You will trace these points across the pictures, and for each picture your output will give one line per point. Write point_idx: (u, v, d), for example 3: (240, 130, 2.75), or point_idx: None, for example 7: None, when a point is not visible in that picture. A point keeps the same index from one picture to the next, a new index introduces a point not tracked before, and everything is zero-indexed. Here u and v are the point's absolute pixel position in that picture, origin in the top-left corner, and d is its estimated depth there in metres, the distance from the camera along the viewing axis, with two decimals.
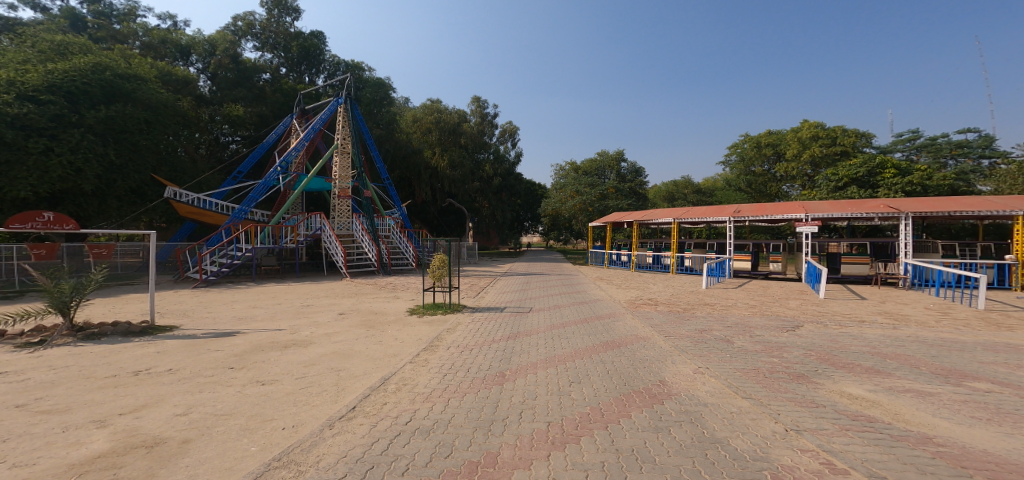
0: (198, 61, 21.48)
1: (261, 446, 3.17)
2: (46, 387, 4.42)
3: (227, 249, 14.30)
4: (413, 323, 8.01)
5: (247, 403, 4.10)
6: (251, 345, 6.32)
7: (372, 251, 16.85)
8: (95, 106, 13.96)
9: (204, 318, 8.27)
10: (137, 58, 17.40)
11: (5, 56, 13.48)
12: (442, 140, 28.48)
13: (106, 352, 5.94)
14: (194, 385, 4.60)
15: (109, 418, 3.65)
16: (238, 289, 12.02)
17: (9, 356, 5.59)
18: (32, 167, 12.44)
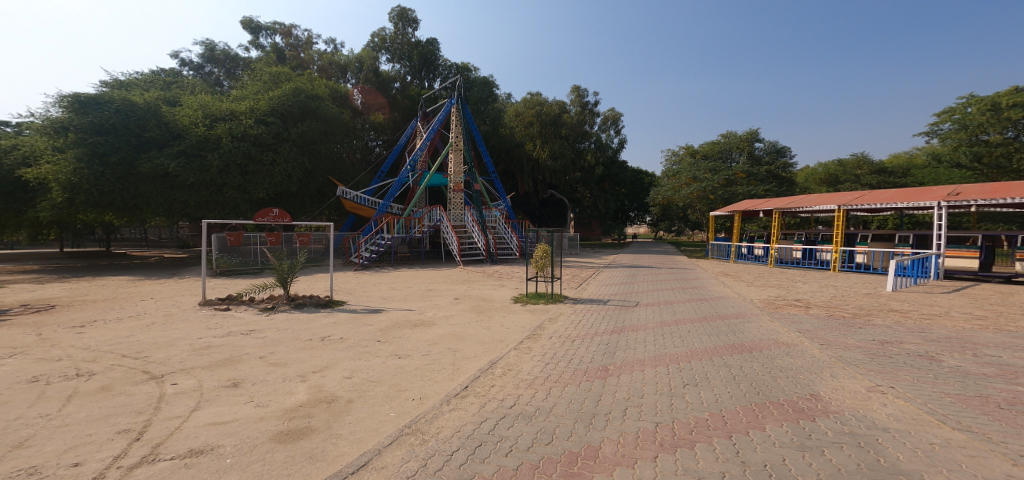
0: (352, 78, 25.30)
1: (398, 413, 3.81)
2: (272, 345, 6.15)
3: (376, 237, 16.85)
4: (516, 310, 8.40)
5: (390, 373, 4.92)
6: (391, 321, 7.40)
7: (480, 240, 18.07)
8: (297, 123, 18.46)
9: (360, 295, 9.96)
10: (319, 80, 22.04)
11: (247, 90, 18.57)
12: (542, 131, 28.34)
13: (296, 320, 7.67)
14: (355, 353, 5.71)
15: (307, 375, 4.93)
16: (381, 273, 14.07)
17: (254, 317, 7.94)
18: (266, 173, 16.89)
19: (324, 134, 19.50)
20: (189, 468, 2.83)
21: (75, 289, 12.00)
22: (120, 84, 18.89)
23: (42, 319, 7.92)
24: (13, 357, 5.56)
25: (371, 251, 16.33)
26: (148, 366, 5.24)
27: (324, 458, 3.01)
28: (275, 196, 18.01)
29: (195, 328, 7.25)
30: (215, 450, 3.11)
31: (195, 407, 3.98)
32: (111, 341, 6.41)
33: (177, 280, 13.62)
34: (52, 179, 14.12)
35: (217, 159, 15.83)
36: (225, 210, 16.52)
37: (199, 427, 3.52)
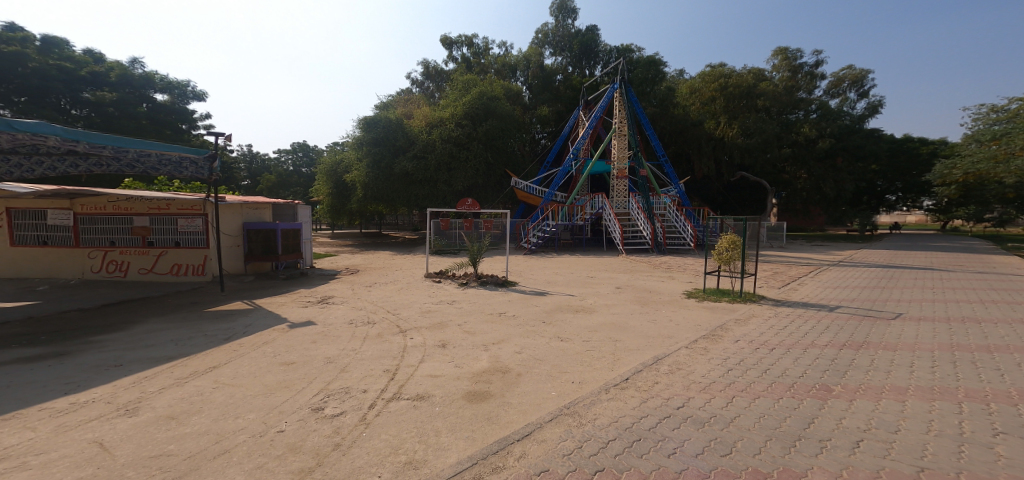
0: (522, 76, 27.16)
1: (558, 392, 4.09)
2: (467, 315, 7.52)
3: (541, 224, 17.84)
4: (688, 306, 7.65)
5: (556, 353, 5.30)
6: (554, 304, 7.84)
7: (647, 229, 17.07)
8: (483, 123, 21.01)
9: (529, 277, 10.84)
10: (497, 83, 24.49)
11: (447, 98, 22.14)
12: (728, 106, 25.06)
13: (477, 296, 8.99)
14: (524, 331, 6.34)
15: (487, 345, 5.80)
16: (548, 258, 14.92)
17: (455, 290, 9.82)
18: (467, 171, 20.07)
19: (502, 132, 21.53)
20: (415, 410, 3.83)
21: (365, 258, 17.44)
22: (383, 105, 25.62)
23: (350, 278, 11.90)
24: (343, 303, 8.68)
25: (538, 237, 17.45)
26: (397, 322, 7.23)
27: (498, 421, 3.55)
28: (468, 189, 21.02)
29: (421, 294, 9.53)
30: (429, 398, 4.10)
31: (421, 359, 5.32)
32: (382, 299, 9.15)
33: (411, 256, 17.91)
34: (355, 181, 20.43)
35: (433, 160, 19.79)
36: (438, 201, 20.56)
37: (421, 377, 4.68)
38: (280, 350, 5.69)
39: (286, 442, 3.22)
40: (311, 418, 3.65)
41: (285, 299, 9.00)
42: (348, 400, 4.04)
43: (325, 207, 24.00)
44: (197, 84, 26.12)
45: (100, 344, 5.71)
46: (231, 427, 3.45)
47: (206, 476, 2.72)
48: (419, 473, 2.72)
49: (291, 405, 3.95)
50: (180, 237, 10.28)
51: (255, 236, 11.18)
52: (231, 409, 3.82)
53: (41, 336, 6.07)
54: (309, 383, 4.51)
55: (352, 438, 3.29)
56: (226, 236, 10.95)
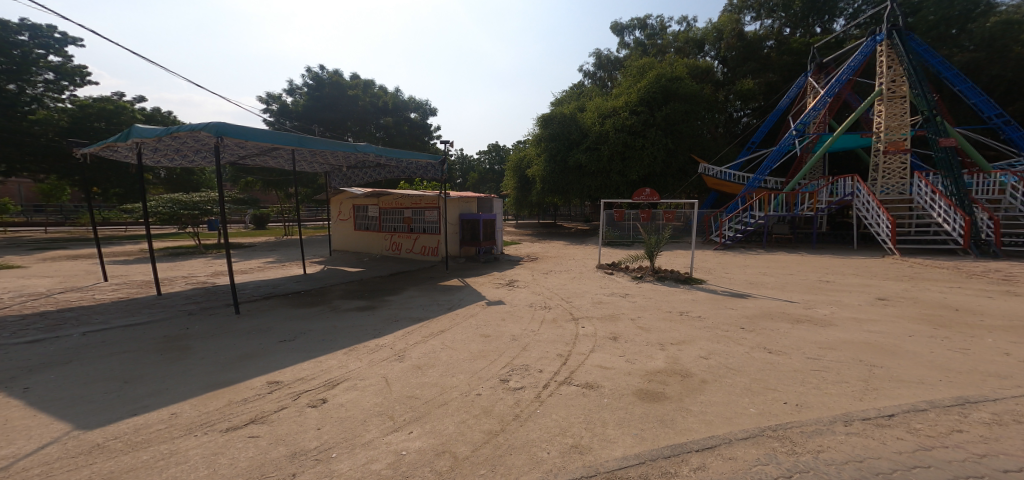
0: (710, 50, 23.92)
1: (759, 411, 3.49)
2: (642, 310, 7.18)
3: (743, 216, 15.34)
4: (1011, 335, 5.12)
5: (757, 365, 4.53)
6: (762, 310, 6.63)
7: (955, 221, 11.64)
8: (661, 107, 19.53)
9: (724, 277, 9.49)
10: (678, 61, 22.15)
11: (621, 86, 21.46)
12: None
13: (662, 292, 8.42)
14: (714, 335, 5.63)
15: (665, 345, 5.41)
16: (752, 255, 12.80)
17: (628, 283, 9.51)
18: (641, 158, 19.05)
19: (685, 113, 19.46)
20: (586, 397, 3.91)
21: (543, 246, 18.72)
22: (558, 101, 26.68)
23: (531, 264, 12.99)
24: (525, 288, 9.50)
25: (735, 231, 15.18)
26: (571, 309, 7.50)
27: (673, 426, 3.28)
28: (645, 178, 19.92)
29: (593, 285, 9.59)
30: (600, 388, 4.12)
31: (592, 349, 5.37)
32: (557, 286, 9.63)
33: (585, 246, 18.26)
34: (535, 175, 21.95)
35: (606, 150, 19.55)
36: (611, 191, 20.19)
37: (592, 367, 4.73)
38: (482, 323, 6.68)
39: (481, 404, 3.79)
40: (500, 387, 4.17)
41: (483, 279, 10.47)
42: (530, 378, 4.41)
43: (511, 199, 26.67)
44: (430, 101, 33.55)
45: (387, 302, 8.03)
46: (450, 383, 4.28)
47: (430, 421, 3.46)
48: (585, 459, 2.83)
49: (482, 372, 4.60)
50: (428, 225, 13.33)
51: (467, 226, 13.57)
52: (452, 367, 4.74)
53: (364, 291, 8.99)
54: (499, 355, 5.14)
55: (530, 412, 3.62)
56: (450, 225, 13.40)
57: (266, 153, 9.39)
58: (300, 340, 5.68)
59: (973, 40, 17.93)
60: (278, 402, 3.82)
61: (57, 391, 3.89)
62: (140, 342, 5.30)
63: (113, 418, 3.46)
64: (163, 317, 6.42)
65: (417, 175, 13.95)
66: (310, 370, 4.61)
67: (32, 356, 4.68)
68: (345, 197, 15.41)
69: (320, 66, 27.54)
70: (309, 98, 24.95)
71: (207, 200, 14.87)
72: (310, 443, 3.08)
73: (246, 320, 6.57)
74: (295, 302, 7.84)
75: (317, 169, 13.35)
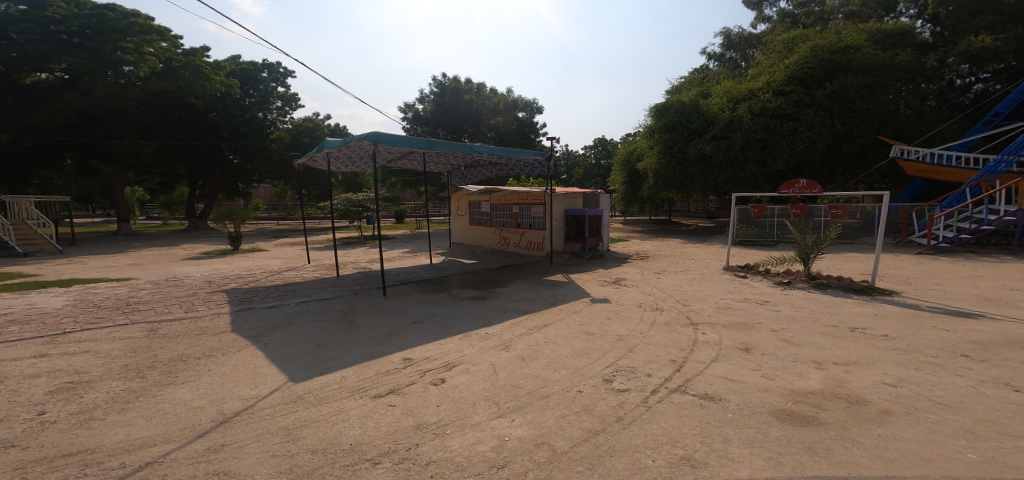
0: (909, 8, 19.26)
1: (984, 458, 2.70)
2: (786, 321, 6.19)
3: (975, 212, 11.74)
4: None
5: (983, 404, 3.51)
6: (1001, 337, 5.04)
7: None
8: (820, 85, 16.55)
9: (930, 289, 7.52)
10: (851, 28, 18.37)
11: (762, 65, 18.82)
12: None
13: (832, 302, 7.09)
14: (908, 360, 4.55)
15: (825, 364, 4.58)
16: (975, 263, 9.88)
17: (768, 289, 8.27)
18: (787, 145, 16.45)
19: (859, 89, 16.06)
20: (702, 409, 3.54)
21: (654, 244, 17.59)
22: (674, 90, 24.68)
23: (640, 262, 12.30)
24: (634, 287, 9.01)
25: (956, 231, 11.75)
26: (687, 313, 6.87)
27: (828, 456, 2.76)
28: (796, 168, 17.14)
29: (718, 288, 8.64)
30: (722, 401, 3.69)
31: (713, 358, 4.83)
32: (671, 287, 8.92)
33: (706, 244, 16.64)
34: (648, 168, 20.58)
35: (739, 138, 17.28)
36: (745, 184, 17.84)
37: (714, 377, 4.27)
38: (584, 320, 6.55)
39: (582, 401, 3.72)
40: (602, 387, 4.03)
41: (588, 276, 10.27)
42: (638, 381, 4.18)
43: (619, 195, 25.46)
44: (535, 100, 34.17)
45: (498, 293, 8.44)
46: (552, 377, 4.30)
47: (531, 411, 3.52)
48: (697, 473, 2.58)
49: (587, 370, 4.51)
50: (534, 221, 13.60)
51: (572, 222, 13.42)
52: (553, 361, 4.76)
53: (482, 282, 9.59)
54: (602, 354, 4.98)
55: (633, 416, 3.42)
56: (556, 221, 13.43)
57: (406, 157, 10.71)
58: (428, 322, 6.32)
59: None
60: (410, 376, 4.29)
61: (280, 347, 4.99)
62: (324, 313, 6.50)
63: (311, 374, 4.29)
64: (338, 294, 7.78)
65: (524, 171, 14.23)
66: (434, 351, 5.08)
67: (262, 317, 6.10)
68: (460, 194, 16.71)
69: (442, 74, 30.19)
70: (435, 105, 27.77)
71: (368, 197, 17.60)
72: (430, 418, 3.38)
73: (391, 301, 7.58)
74: (424, 288, 8.77)
75: (439, 169, 14.76)
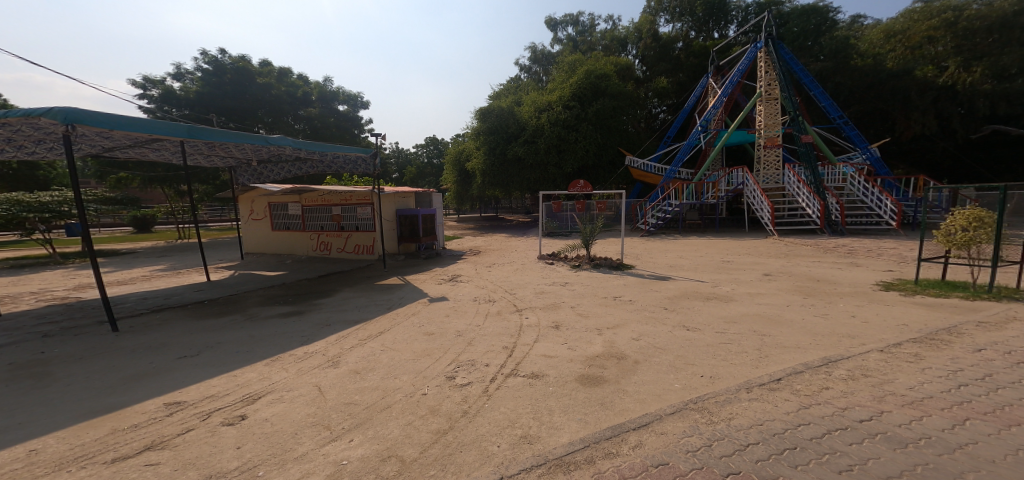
0: (633, 48, 25.50)
1: (683, 385, 3.78)
2: (580, 298, 7.42)
3: (662, 204, 16.73)
4: (867, 300, 6.31)
5: (675, 343, 4.95)
6: (679, 291, 7.31)
7: (813, 206, 14.13)
8: (592, 103, 20.47)
9: (648, 262, 10.28)
10: (606, 58, 23.35)
11: (555, 81, 22.06)
12: (963, 44, 18.37)
13: (600, 278, 8.89)
14: (643, 316, 6.08)
15: (603, 329, 5.62)
16: (675, 241, 13.97)
17: (567, 272, 9.81)
18: (577, 151, 19.83)
19: (614, 109, 20.61)
20: (532, 387, 3.81)
21: (486, 239, 18.70)
22: (492, 96, 26.70)
23: (474, 258, 12.81)
24: (468, 282, 9.27)
25: (657, 218, 16.55)
26: (513, 301, 7.41)
27: (613, 407, 3.37)
28: (581, 171, 20.89)
29: (535, 275, 9.74)
30: (544, 377, 4.05)
31: (536, 339, 5.29)
32: (499, 278, 9.54)
33: (525, 238, 18.46)
34: (475, 169, 21.72)
35: (543, 144, 19.91)
36: (550, 184, 20.78)
37: (538, 356, 4.66)
38: (424, 321, 6.21)
39: (428, 403, 3.48)
40: (446, 385, 3.85)
41: (426, 276, 10.04)
42: (484, 372, 4.18)
43: (451, 194, 26.13)
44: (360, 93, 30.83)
45: (319, 306, 7.38)
46: (392, 386, 3.86)
47: (374, 426, 3.09)
48: (535, 448, 2.74)
49: (434, 369, 4.27)
50: (361, 223, 12.63)
51: (404, 222, 12.96)
52: (392, 369, 4.29)
53: (290, 296, 8.21)
54: (444, 353, 4.78)
55: (477, 407, 3.41)
56: (386, 222, 12.77)
57: (144, 145, 8.19)
58: (205, 354, 4.98)
59: (823, 51, 21.07)
60: (184, 423, 3.22)
61: None
62: None
63: None
64: (8, 342, 5.42)
65: (345, 169, 12.85)
66: (223, 386, 3.95)
67: None
68: (257, 193, 14.12)
69: (216, 49, 24.08)
70: (204, 83, 21.59)
71: (59, 200, 13.26)
72: (229, 464, 2.62)
73: (134, 337, 5.71)
74: (199, 313, 6.98)
75: (219, 165, 11.99)
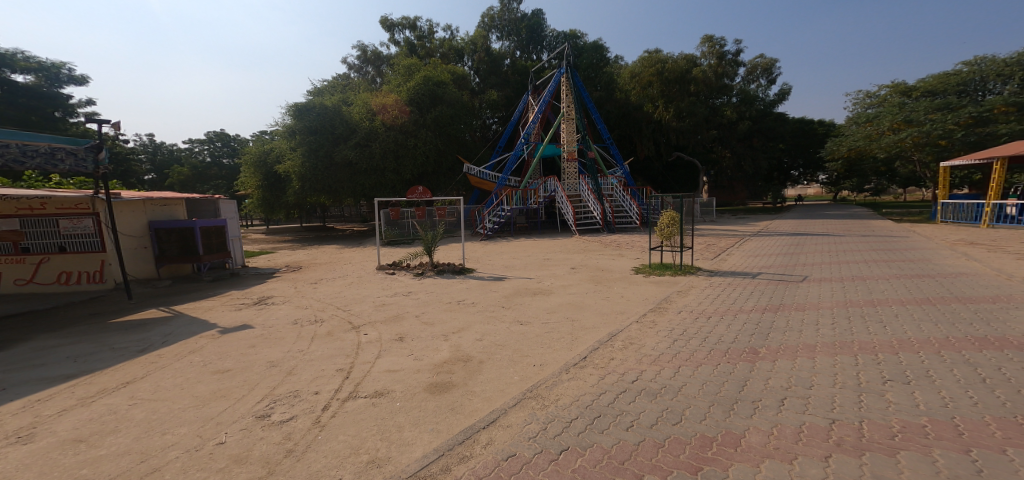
0: (469, 60, 26.94)
1: (521, 377, 4.08)
2: (423, 306, 7.25)
3: (496, 209, 18.13)
4: (639, 282, 8.21)
5: (514, 338, 5.31)
6: (513, 289, 7.96)
7: (596, 209, 17.95)
8: (430, 109, 20.46)
9: (486, 264, 10.90)
10: (442, 66, 23.70)
11: (390, 84, 21.10)
12: (664, 90, 25.76)
13: (443, 284, 8.94)
14: (485, 317, 6.35)
15: (448, 334, 5.62)
16: (506, 243, 15.15)
17: (408, 280, 9.49)
18: (415, 157, 19.51)
19: (451, 118, 21.06)
20: (375, 407, 3.49)
21: (309, 253, 16.49)
22: (316, 91, 23.73)
23: (293, 275, 11.08)
24: (285, 303, 7.92)
25: (494, 222, 17.79)
26: (348, 318, 6.72)
27: (462, 410, 3.37)
28: (420, 177, 20.68)
29: (374, 287, 9.09)
30: (389, 394, 3.77)
31: (377, 355, 4.91)
32: (329, 295, 8.50)
33: (358, 249, 17.02)
34: (292, 171, 19.00)
35: (378, 148, 18.88)
36: (387, 190, 19.86)
37: (379, 373, 4.32)
38: (211, 357, 4.99)
39: (226, 454, 2.78)
40: (255, 427, 3.18)
41: (213, 303, 8.08)
42: (306, 402, 3.65)
43: (261, 200, 22.16)
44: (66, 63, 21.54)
45: None
46: (159, 444, 2.95)
47: None
48: (383, 471, 2.51)
49: (235, 412, 3.49)
50: (64, 241, 8.63)
51: (166, 236, 9.87)
52: (157, 424, 3.29)
53: None
54: (249, 390, 3.95)
55: (306, 442, 2.93)
56: (128, 238, 9.47)
57: None
58: None
59: (599, 82, 26.45)
60: None
61: None
62: None
63: None
64: None
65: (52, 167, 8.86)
66: None
67: None
68: None
69: None
70: None
71: None
72: None
73: None
74: None
75: None
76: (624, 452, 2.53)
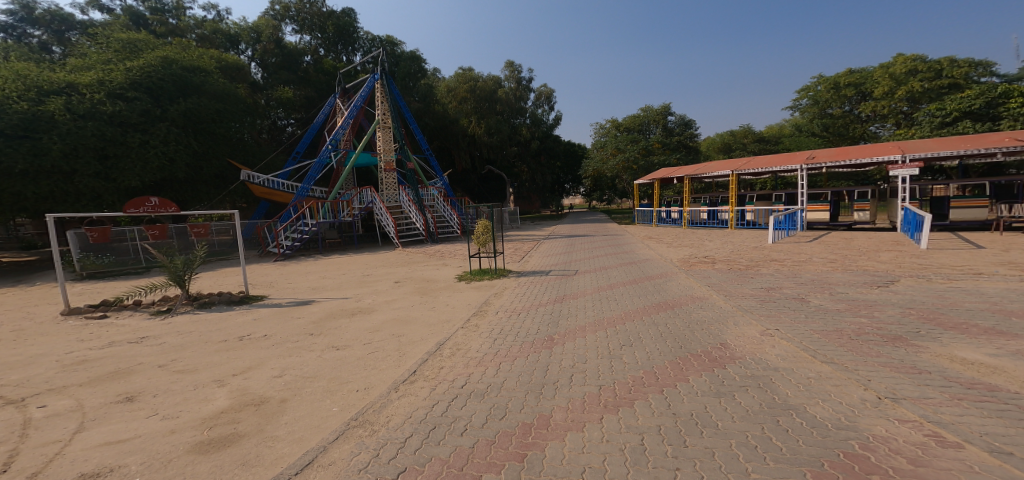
0: (247, 49, 22.90)
1: (342, 406, 3.57)
2: (176, 351, 5.44)
3: (297, 225, 15.72)
4: (461, 289, 8.51)
5: (326, 366, 4.62)
6: (325, 312, 7.01)
7: (419, 220, 17.76)
8: (173, 99, 15.72)
9: (286, 288, 9.24)
10: (195, 48, 18.59)
11: (91, 58, 14.86)
12: (477, 108, 28.36)
13: (217, 319, 7.05)
14: (285, 350, 5.29)
15: (225, 378, 4.41)
16: (311, 262, 13.30)
17: (144, 323, 6.97)
18: (136, 159, 14.02)
19: (214, 112, 16.99)
20: None
21: None
22: None
23: None
24: None
25: (292, 240, 15.38)
26: (5, 389, 4.32)
27: (258, 463, 2.66)
28: (156, 183, 15.60)
29: (67, 340, 6.19)
30: (115, 472, 2.63)
31: (78, 428, 3.32)
32: None
33: (46, 286, 11.60)
34: None
35: (60, 143, 12.35)
36: (78, 202, 13.23)
37: (83, 451, 2.93)
38: None
39: None
40: None
41: None
42: None
43: None
44: None
45: None
46: None
47: None
48: None
49: None
50: None
51: None
52: None
53: None
54: None
55: None
56: None
57: None
58: None
59: (418, 92, 26.40)
60: None
61: None
62: None
63: None
64: None
65: None
66: None
67: None
68: None
69: None
70: None
71: None
72: None
73: None
74: None
75: None
76: (462, 457, 2.46)
